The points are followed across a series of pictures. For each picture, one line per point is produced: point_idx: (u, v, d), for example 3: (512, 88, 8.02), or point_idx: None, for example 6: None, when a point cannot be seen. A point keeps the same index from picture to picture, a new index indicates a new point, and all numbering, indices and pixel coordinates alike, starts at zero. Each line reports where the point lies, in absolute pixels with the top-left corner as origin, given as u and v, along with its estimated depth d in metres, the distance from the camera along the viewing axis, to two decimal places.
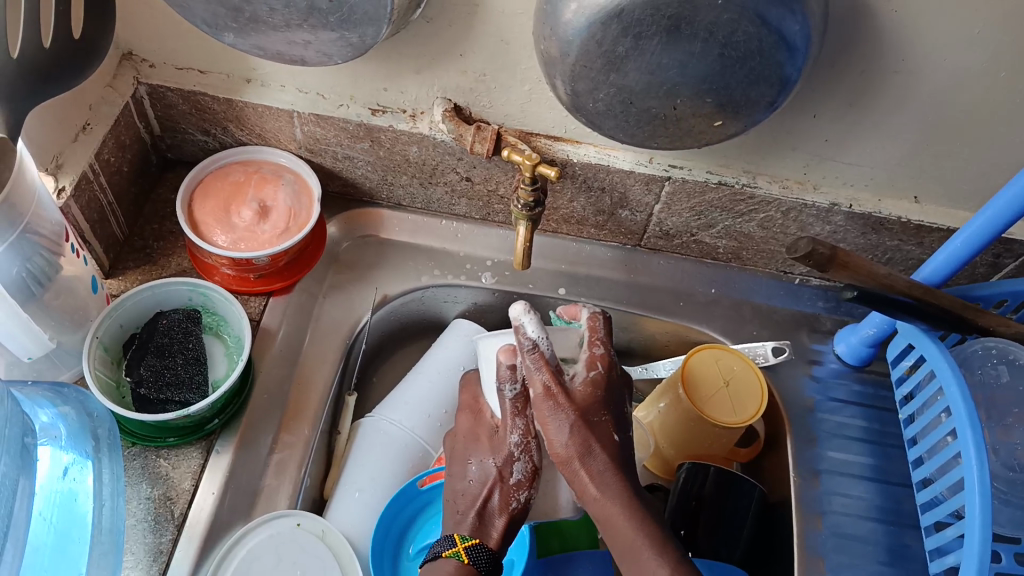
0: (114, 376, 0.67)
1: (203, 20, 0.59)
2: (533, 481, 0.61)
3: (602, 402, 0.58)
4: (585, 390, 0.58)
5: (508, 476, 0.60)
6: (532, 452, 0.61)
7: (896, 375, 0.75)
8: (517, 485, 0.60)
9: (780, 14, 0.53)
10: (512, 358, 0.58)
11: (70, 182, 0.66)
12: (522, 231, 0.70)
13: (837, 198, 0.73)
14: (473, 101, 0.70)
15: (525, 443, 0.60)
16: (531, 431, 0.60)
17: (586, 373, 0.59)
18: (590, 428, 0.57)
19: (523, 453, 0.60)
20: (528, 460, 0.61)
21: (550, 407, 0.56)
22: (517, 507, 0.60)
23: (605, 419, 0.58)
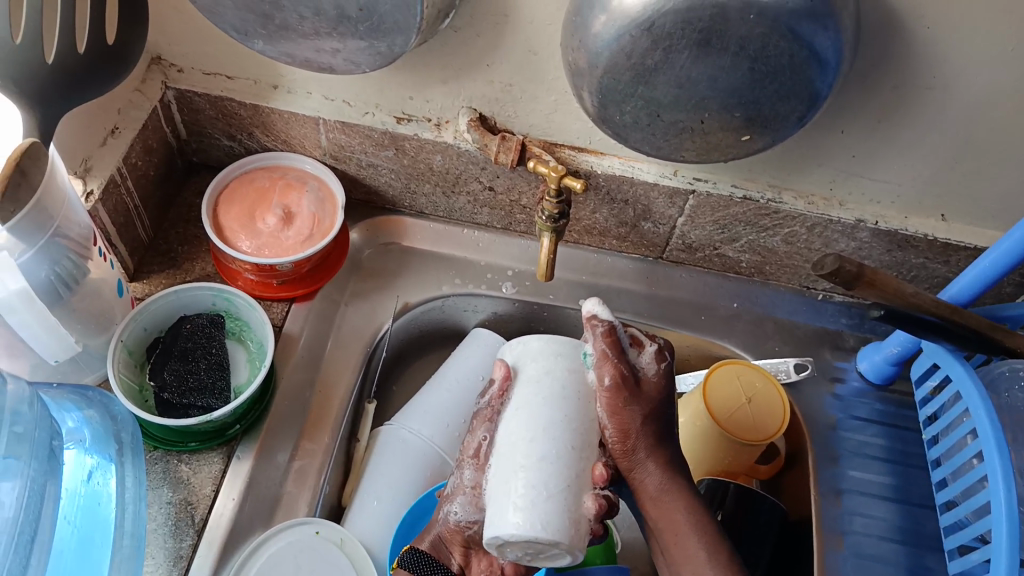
0: (137, 380, 0.67)
1: (234, 27, 0.59)
2: (461, 498, 0.58)
3: (665, 396, 0.60)
4: (654, 384, 0.60)
5: (449, 489, 0.59)
6: (470, 472, 0.57)
7: (921, 395, 0.74)
8: (450, 499, 0.58)
9: (812, 29, 0.52)
10: (502, 372, 0.57)
11: (98, 185, 0.66)
12: (545, 242, 0.69)
13: (863, 214, 0.72)
14: (498, 111, 0.70)
15: (465, 458, 0.58)
16: (481, 453, 0.57)
17: (656, 366, 0.60)
18: (657, 419, 0.59)
19: (456, 468, 0.59)
20: (462, 478, 0.58)
21: (627, 398, 0.57)
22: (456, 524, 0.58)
23: (668, 411, 0.60)
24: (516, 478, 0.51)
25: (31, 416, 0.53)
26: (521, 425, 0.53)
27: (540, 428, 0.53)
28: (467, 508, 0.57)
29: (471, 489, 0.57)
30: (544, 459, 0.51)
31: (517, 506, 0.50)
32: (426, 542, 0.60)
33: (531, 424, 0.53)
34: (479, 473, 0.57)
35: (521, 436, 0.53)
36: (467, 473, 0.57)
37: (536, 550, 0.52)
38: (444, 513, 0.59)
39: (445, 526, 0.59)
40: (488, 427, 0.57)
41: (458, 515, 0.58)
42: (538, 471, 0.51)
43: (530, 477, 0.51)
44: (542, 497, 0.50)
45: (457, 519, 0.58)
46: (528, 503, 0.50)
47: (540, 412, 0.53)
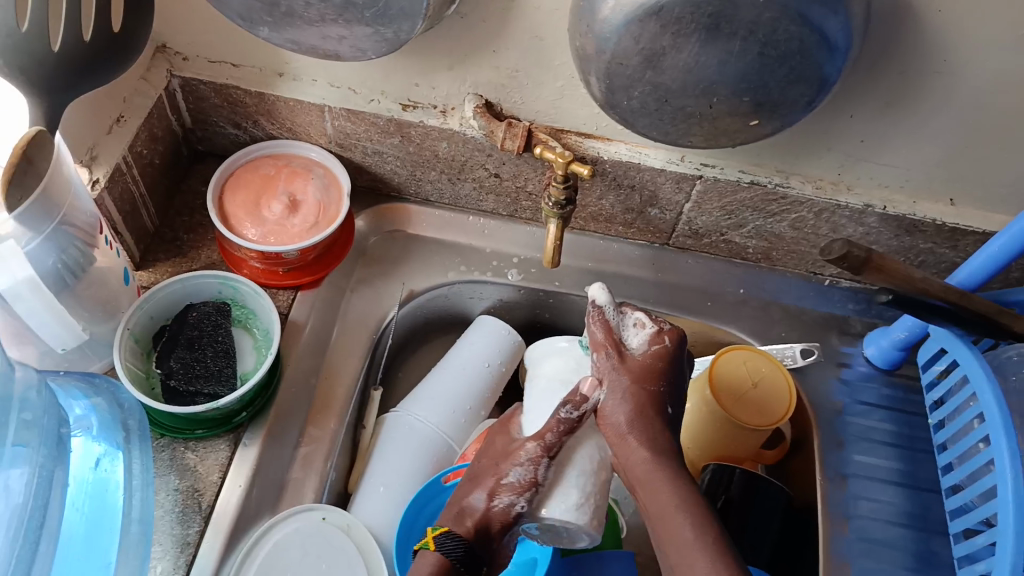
0: (144, 368, 0.67)
1: (238, 14, 0.59)
2: (526, 494, 0.54)
3: (663, 374, 0.58)
4: (644, 359, 0.58)
5: (500, 476, 0.55)
6: (542, 466, 0.55)
7: (927, 379, 0.74)
8: (506, 488, 0.55)
9: (822, 13, 0.52)
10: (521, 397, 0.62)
11: (104, 173, 0.66)
12: (553, 229, 0.69)
13: (871, 200, 0.72)
14: (504, 97, 0.70)
15: (535, 453, 0.55)
16: (548, 448, 0.55)
17: (650, 345, 0.59)
18: (646, 396, 0.56)
19: (525, 460, 0.55)
20: (532, 471, 0.55)
21: (608, 373, 0.57)
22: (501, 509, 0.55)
23: (665, 389, 0.57)
24: (585, 481, 0.55)
25: (40, 401, 0.54)
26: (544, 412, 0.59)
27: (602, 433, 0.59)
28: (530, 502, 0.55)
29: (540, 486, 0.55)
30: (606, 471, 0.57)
31: (575, 505, 0.54)
32: (466, 524, 0.54)
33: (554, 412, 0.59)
34: (546, 468, 0.55)
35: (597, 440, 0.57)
36: (534, 467, 0.55)
37: (560, 534, 0.57)
38: (499, 502, 0.54)
39: (499, 513, 0.54)
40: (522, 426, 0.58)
41: (521, 506, 0.54)
42: (602, 476, 0.56)
43: (598, 479, 0.56)
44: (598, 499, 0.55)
45: (517, 511, 0.54)
46: (593, 501, 0.55)
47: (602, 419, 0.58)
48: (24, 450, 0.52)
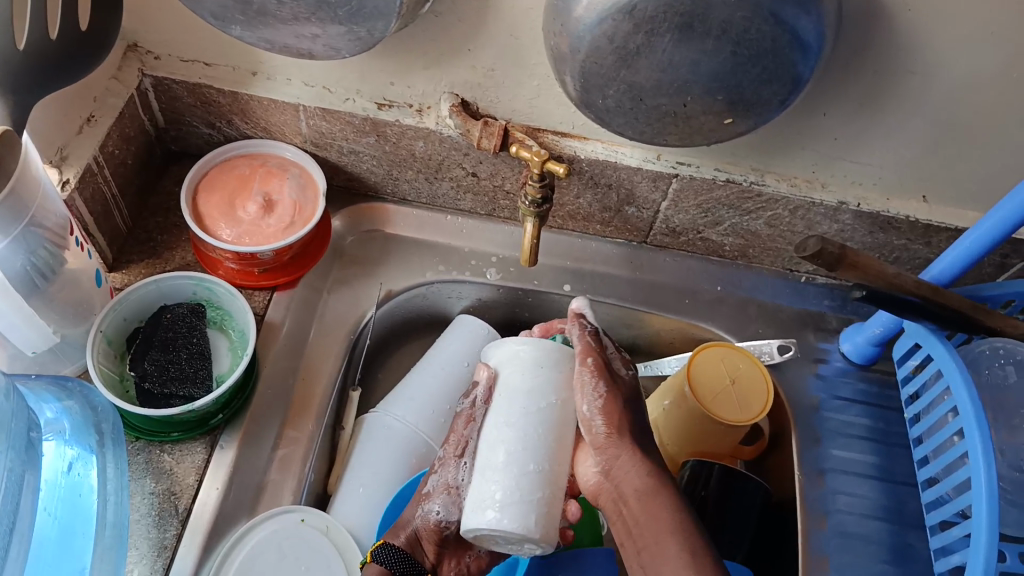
0: (118, 371, 0.66)
1: (210, 13, 0.59)
2: (443, 496, 0.59)
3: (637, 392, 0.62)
4: (622, 374, 0.62)
5: (427, 488, 0.61)
6: (452, 468, 0.59)
7: (903, 374, 0.75)
8: (427, 497, 0.60)
9: (795, 12, 0.52)
10: (486, 376, 0.59)
11: (74, 174, 0.65)
12: (529, 227, 0.69)
13: (845, 197, 0.73)
14: (481, 96, 0.70)
15: (448, 457, 0.60)
16: (462, 451, 0.59)
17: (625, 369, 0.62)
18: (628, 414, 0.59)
19: (438, 469, 0.60)
20: (446, 475, 0.59)
21: (597, 373, 0.58)
22: (436, 519, 0.59)
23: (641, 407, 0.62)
24: (484, 474, 0.54)
25: (9, 406, 0.52)
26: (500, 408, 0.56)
27: (519, 421, 0.55)
28: (449, 504, 0.59)
29: (454, 488, 0.59)
30: (524, 467, 0.53)
31: (496, 505, 0.52)
32: (400, 537, 0.61)
33: (507, 414, 0.55)
34: (458, 470, 0.59)
35: (497, 425, 0.56)
36: (446, 471, 0.59)
37: (513, 542, 0.54)
38: (424, 512, 0.60)
39: (422, 523, 0.60)
40: (467, 426, 0.60)
41: (441, 512, 0.59)
42: (517, 471, 0.53)
43: (509, 472, 0.53)
44: (518, 497, 0.52)
45: (439, 518, 0.59)
46: (507, 499, 0.52)
47: (518, 399, 0.56)
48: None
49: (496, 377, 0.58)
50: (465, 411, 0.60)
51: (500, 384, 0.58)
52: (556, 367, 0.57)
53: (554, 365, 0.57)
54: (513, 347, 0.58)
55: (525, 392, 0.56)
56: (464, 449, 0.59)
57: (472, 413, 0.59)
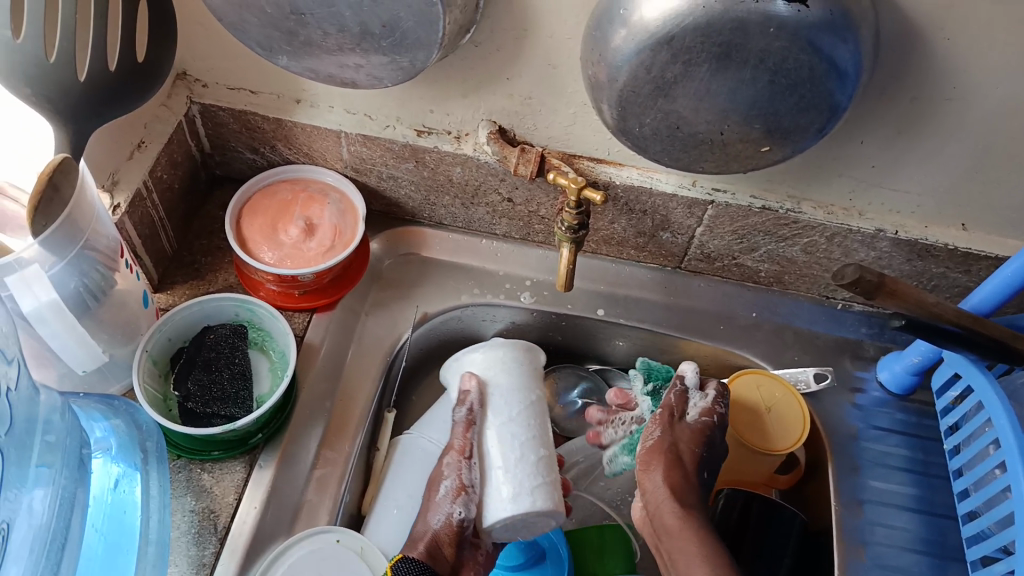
0: (162, 390, 0.68)
1: (258, 43, 0.60)
2: (461, 498, 0.65)
3: (702, 441, 0.70)
4: (689, 428, 0.71)
5: (437, 495, 0.66)
6: (463, 470, 0.67)
7: (942, 405, 0.74)
8: (443, 503, 0.66)
9: (832, 42, 0.52)
10: (472, 385, 0.70)
11: (125, 199, 0.67)
12: (565, 253, 0.70)
13: (883, 224, 0.72)
14: (518, 123, 0.71)
15: (457, 462, 0.67)
16: (463, 454, 0.67)
17: (701, 418, 0.71)
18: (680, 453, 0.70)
19: (450, 471, 0.67)
20: (457, 477, 0.66)
21: (658, 422, 0.72)
22: (456, 519, 0.65)
23: (700, 453, 0.70)
24: (508, 468, 0.66)
25: (64, 422, 0.54)
26: (496, 408, 0.69)
27: (519, 418, 0.68)
28: (468, 503, 0.65)
29: (469, 488, 0.66)
30: (535, 454, 0.66)
31: (512, 496, 0.64)
32: (419, 549, 0.65)
33: (504, 412, 0.68)
34: (467, 470, 0.67)
35: (503, 426, 0.68)
36: (458, 474, 0.66)
37: (529, 525, 0.66)
38: (442, 517, 0.66)
39: (443, 526, 0.65)
40: (467, 431, 0.68)
41: (462, 512, 0.65)
42: (529, 460, 0.66)
43: (524, 463, 0.66)
44: (533, 484, 0.65)
45: (460, 518, 0.65)
46: (528, 487, 0.65)
47: (511, 400, 0.69)
48: (47, 471, 0.52)
49: (485, 387, 0.70)
50: (461, 422, 0.68)
51: (492, 392, 0.70)
52: (525, 362, 0.72)
53: (521, 362, 0.72)
54: (489, 356, 0.72)
55: (508, 391, 0.70)
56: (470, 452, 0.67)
57: (470, 419, 0.69)
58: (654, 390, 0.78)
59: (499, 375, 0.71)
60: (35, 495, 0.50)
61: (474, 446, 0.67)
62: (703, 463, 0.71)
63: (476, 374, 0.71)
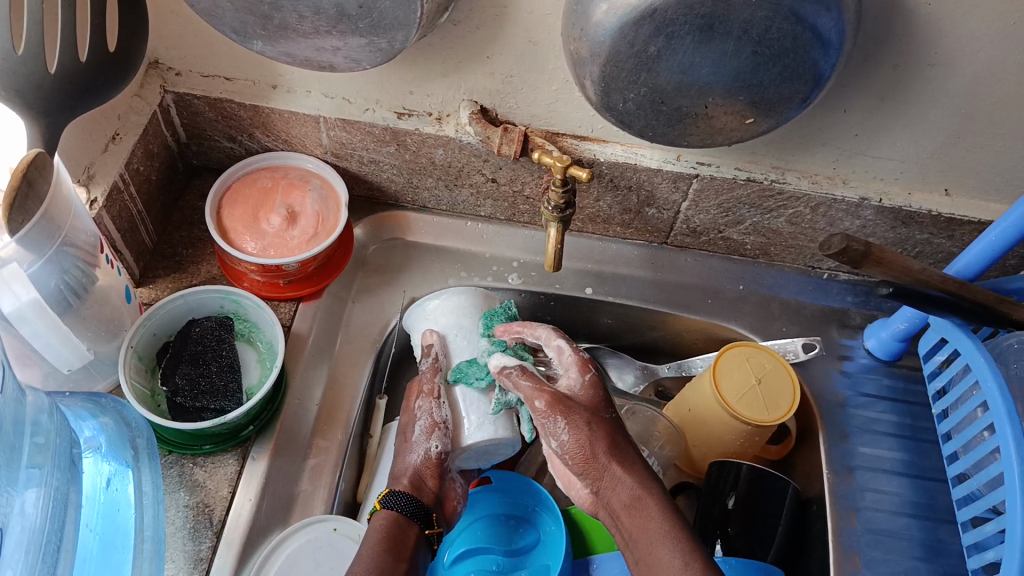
0: (148, 385, 0.67)
1: (231, 28, 0.59)
2: (436, 433, 0.66)
3: (597, 401, 0.64)
4: (578, 399, 0.63)
5: (411, 436, 0.67)
6: (434, 409, 0.67)
7: (929, 370, 0.75)
8: (419, 440, 0.66)
9: (815, 10, 0.52)
10: (434, 336, 0.71)
11: (101, 193, 0.66)
12: (552, 233, 0.69)
13: (867, 192, 0.73)
14: (499, 103, 0.70)
15: (427, 402, 0.67)
16: (433, 392, 0.68)
17: (581, 376, 0.65)
18: (602, 424, 0.62)
19: (422, 411, 0.67)
20: (430, 415, 0.67)
21: (559, 407, 0.62)
22: (437, 451, 0.65)
23: (611, 414, 0.64)
24: (472, 398, 0.67)
25: (54, 424, 0.53)
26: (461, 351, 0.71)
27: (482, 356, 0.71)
28: (444, 437, 0.66)
29: (442, 422, 0.66)
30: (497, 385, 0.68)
31: (481, 422, 0.67)
32: (404, 482, 0.65)
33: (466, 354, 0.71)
34: (439, 407, 0.67)
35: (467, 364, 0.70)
36: (428, 412, 0.67)
37: (491, 453, 0.69)
38: (419, 453, 0.66)
39: (423, 460, 0.65)
40: (435, 375, 0.69)
41: (439, 446, 0.66)
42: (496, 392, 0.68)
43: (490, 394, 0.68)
44: (497, 414, 0.67)
45: (439, 450, 0.66)
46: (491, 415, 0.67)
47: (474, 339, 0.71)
48: (38, 472, 0.51)
49: (446, 338, 0.71)
50: (427, 370, 0.69)
51: (452, 341, 0.71)
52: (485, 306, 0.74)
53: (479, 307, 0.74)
54: (451, 301, 0.73)
55: (467, 333, 0.72)
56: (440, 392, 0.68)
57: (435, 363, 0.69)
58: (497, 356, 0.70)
59: (454, 321, 0.72)
60: (28, 496, 0.49)
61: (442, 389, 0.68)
62: (620, 426, 0.63)
63: (435, 329, 0.73)
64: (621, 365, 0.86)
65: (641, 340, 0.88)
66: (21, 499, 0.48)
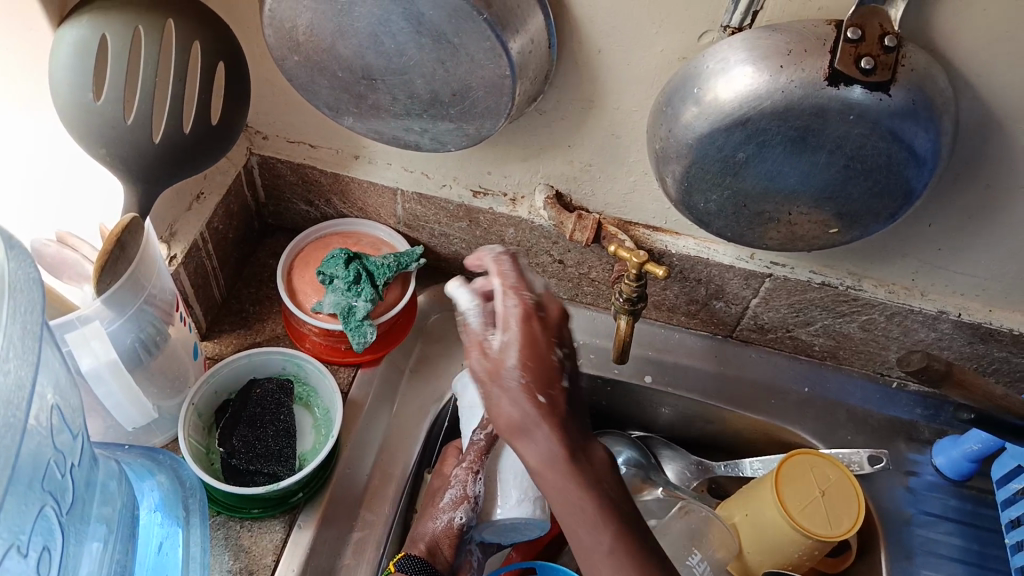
0: (205, 443, 0.67)
1: (325, 104, 0.61)
2: (463, 506, 0.69)
3: (540, 371, 0.50)
4: (548, 372, 0.50)
5: (440, 502, 0.70)
6: (469, 483, 0.70)
7: (1004, 496, 0.73)
8: (445, 508, 0.69)
9: (913, 131, 0.51)
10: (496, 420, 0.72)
11: (181, 250, 0.67)
12: (621, 324, 0.69)
13: (945, 305, 0.70)
14: (576, 189, 0.70)
15: (464, 474, 0.70)
16: (472, 467, 0.70)
17: (512, 315, 0.53)
18: (530, 352, 0.51)
19: (456, 481, 0.70)
20: (463, 487, 0.69)
21: (489, 377, 0.51)
22: (457, 524, 0.69)
23: (541, 347, 0.52)
24: (515, 477, 0.69)
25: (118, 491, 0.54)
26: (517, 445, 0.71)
27: None
28: (470, 510, 0.69)
29: (471, 497, 0.69)
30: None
31: (518, 499, 0.69)
32: (420, 547, 0.68)
33: None
34: (474, 481, 0.70)
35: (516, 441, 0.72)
36: (462, 486, 0.70)
37: (517, 530, 0.71)
38: (443, 521, 0.69)
39: (444, 529, 0.69)
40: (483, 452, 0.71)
41: (463, 518, 0.69)
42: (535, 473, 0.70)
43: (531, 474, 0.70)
44: (534, 493, 0.69)
45: (462, 522, 0.69)
46: (527, 494, 0.69)
47: None
48: (104, 532, 0.51)
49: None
50: (480, 443, 0.71)
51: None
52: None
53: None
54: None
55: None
56: (480, 466, 0.70)
57: (489, 443, 0.71)
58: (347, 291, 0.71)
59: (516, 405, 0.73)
60: (94, 549, 0.49)
61: (484, 465, 0.70)
62: (556, 332, 0.54)
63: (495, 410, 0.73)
64: (676, 459, 0.85)
65: (696, 432, 0.86)
66: (88, 554, 0.49)
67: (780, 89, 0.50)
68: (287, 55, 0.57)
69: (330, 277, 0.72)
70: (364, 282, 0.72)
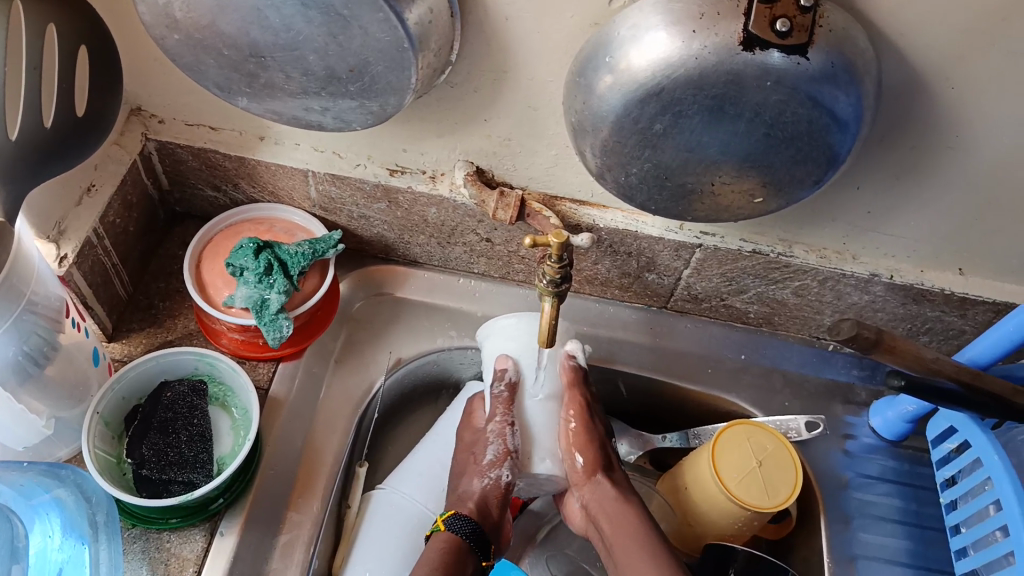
0: (114, 453, 0.63)
1: (216, 84, 0.56)
2: (507, 463, 0.64)
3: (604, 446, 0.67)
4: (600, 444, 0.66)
5: (483, 459, 0.65)
6: (507, 436, 0.65)
7: (940, 455, 0.72)
8: (487, 467, 0.64)
9: (832, 94, 0.49)
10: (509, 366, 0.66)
11: (73, 249, 0.62)
12: (547, 306, 0.61)
13: (877, 268, 0.69)
14: (496, 164, 0.67)
15: (499, 429, 0.65)
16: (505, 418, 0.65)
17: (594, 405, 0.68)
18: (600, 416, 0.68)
19: (494, 436, 0.65)
20: (502, 442, 0.65)
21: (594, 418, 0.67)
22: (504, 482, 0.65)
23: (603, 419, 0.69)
24: (546, 422, 0.66)
25: None
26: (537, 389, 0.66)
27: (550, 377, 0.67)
28: (513, 466, 0.65)
29: (513, 452, 0.65)
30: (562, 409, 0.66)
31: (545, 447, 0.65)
32: (470, 506, 0.65)
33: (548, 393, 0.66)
34: (511, 435, 0.65)
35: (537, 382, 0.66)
36: (501, 438, 0.65)
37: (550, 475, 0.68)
38: (488, 479, 0.65)
39: (491, 487, 0.65)
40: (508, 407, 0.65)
41: (508, 475, 0.65)
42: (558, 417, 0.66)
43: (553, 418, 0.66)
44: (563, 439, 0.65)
45: (508, 480, 0.65)
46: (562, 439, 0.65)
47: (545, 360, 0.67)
48: None
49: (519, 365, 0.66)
50: (505, 395, 0.65)
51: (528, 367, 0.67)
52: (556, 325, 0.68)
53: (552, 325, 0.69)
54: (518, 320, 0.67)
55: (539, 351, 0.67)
56: (513, 417, 0.65)
57: (513, 393, 0.66)
58: (256, 280, 0.67)
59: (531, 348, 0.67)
60: None
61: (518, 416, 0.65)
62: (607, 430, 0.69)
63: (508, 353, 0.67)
64: (617, 433, 0.82)
65: (636, 406, 0.85)
66: None
67: (693, 55, 0.48)
68: (166, 33, 0.52)
69: (240, 269, 0.68)
70: (276, 272, 0.68)
